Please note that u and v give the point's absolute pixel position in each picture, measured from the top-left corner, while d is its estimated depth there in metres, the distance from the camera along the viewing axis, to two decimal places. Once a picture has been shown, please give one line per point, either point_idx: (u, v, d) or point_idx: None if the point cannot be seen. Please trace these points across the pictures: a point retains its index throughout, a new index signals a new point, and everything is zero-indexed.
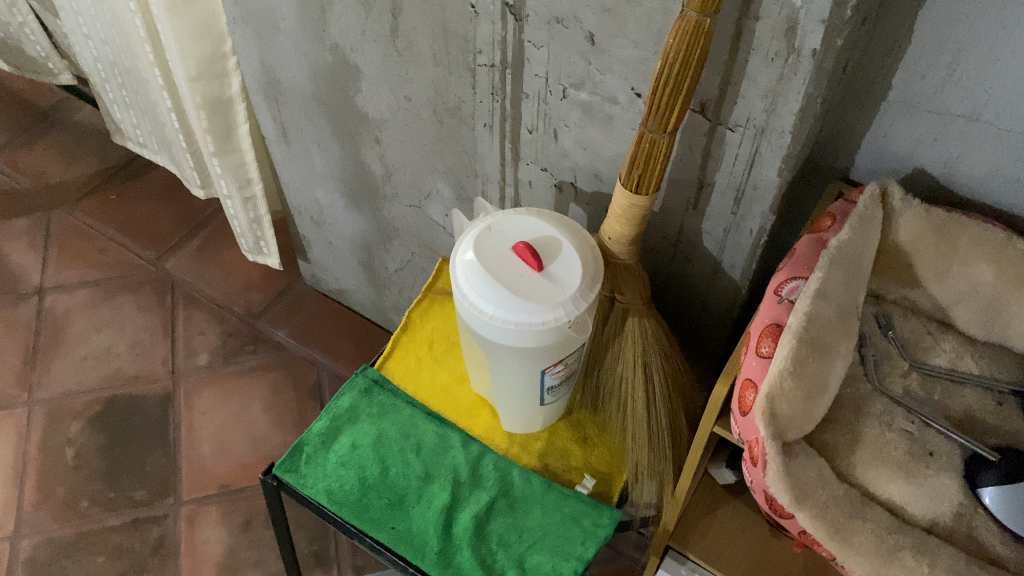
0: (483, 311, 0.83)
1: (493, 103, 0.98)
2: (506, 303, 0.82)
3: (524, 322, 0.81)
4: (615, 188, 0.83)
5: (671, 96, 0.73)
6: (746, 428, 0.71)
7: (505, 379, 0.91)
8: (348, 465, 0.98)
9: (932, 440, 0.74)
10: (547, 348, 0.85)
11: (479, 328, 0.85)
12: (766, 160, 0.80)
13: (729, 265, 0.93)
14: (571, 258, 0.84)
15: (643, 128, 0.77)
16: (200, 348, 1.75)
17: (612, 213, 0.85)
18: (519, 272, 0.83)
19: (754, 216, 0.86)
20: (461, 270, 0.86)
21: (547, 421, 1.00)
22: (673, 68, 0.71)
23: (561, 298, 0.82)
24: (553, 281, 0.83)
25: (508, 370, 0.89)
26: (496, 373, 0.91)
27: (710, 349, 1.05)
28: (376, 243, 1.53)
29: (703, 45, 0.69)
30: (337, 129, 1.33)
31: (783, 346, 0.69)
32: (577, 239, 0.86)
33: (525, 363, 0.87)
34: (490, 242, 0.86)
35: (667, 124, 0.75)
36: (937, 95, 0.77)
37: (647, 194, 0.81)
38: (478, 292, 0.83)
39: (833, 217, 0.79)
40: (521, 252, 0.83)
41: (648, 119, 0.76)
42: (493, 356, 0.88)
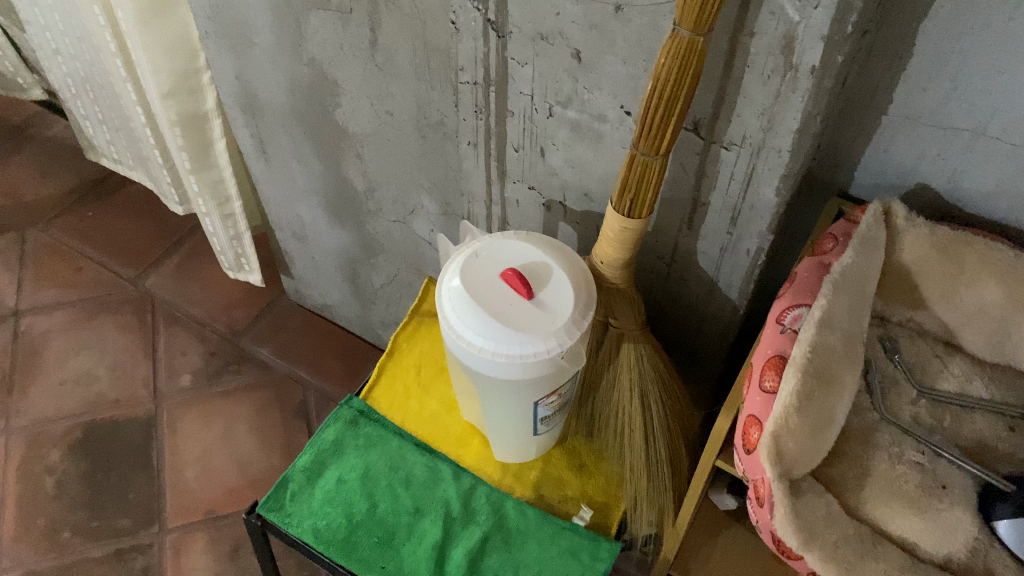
0: (471, 346, 0.79)
1: (477, 121, 0.94)
2: (496, 336, 0.78)
3: (516, 355, 0.77)
4: (607, 211, 0.80)
5: (664, 117, 0.69)
6: (751, 467, 0.68)
7: (498, 412, 0.87)
8: (335, 502, 0.94)
9: (944, 472, 0.70)
10: (541, 380, 0.81)
11: (469, 363, 0.81)
12: (764, 179, 0.77)
13: (726, 285, 0.90)
14: (562, 284, 0.80)
15: (635, 150, 0.73)
16: (183, 369, 1.70)
17: (603, 236, 0.81)
18: (508, 301, 0.79)
19: (752, 236, 0.83)
20: (448, 302, 0.82)
21: (542, 449, 0.97)
22: (665, 89, 0.67)
23: (553, 327, 0.78)
24: (545, 309, 0.79)
25: (499, 403, 0.85)
26: (488, 406, 0.87)
27: (706, 369, 1.02)
28: (361, 258, 1.49)
29: (697, 65, 0.65)
30: (317, 144, 1.28)
31: (787, 381, 0.66)
32: (568, 262, 0.82)
33: (518, 396, 0.83)
34: (477, 271, 0.81)
35: (660, 146, 0.71)
36: (940, 109, 0.74)
37: (640, 218, 0.78)
38: (466, 325, 0.79)
39: (834, 240, 0.75)
40: (510, 280, 0.79)
41: (639, 141, 0.72)
42: (485, 390, 0.84)
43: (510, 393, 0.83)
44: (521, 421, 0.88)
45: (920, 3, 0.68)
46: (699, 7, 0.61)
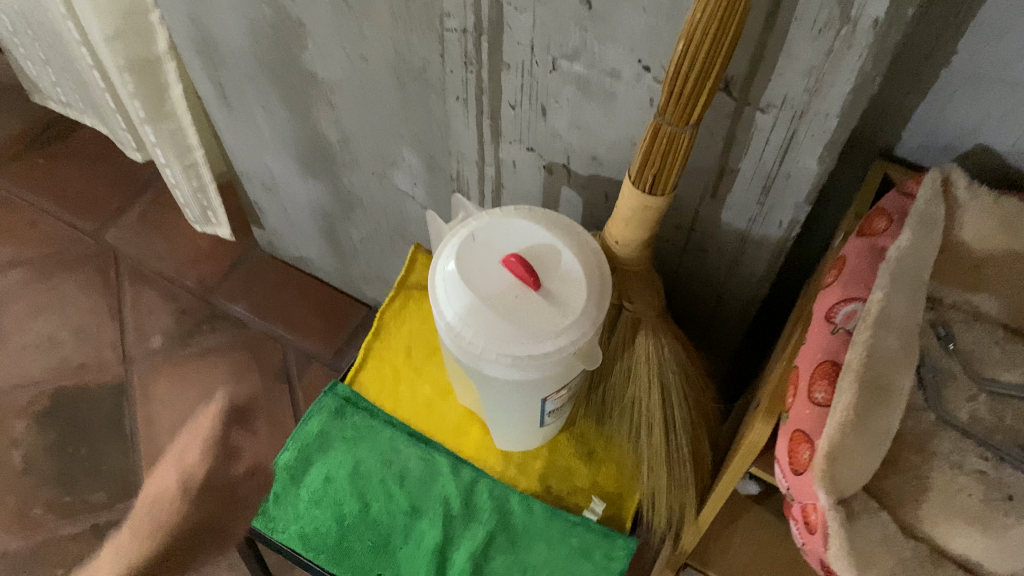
0: (472, 344, 0.69)
1: (466, 74, 0.82)
2: (500, 334, 0.68)
3: (522, 355, 0.68)
4: (623, 186, 0.69)
5: (696, 83, 0.58)
6: (798, 488, 0.60)
7: (500, 408, 0.78)
8: (324, 504, 0.86)
9: (1011, 482, 0.62)
10: (551, 378, 0.72)
11: (468, 361, 0.72)
12: (805, 145, 0.67)
13: (752, 258, 0.80)
14: (572, 270, 0.70)
15: (659, 118, 0.62)
16: (152, 329, 1.60)
17: (618, 214, 0.71)
18: (512, 292, 0.69)
19: (786, 207, 0.73)
20: (442, 293, 0.72)
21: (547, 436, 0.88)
22: (699, 51, 0.56)
23: (564, 322, 0.69)
24: (554, 302, 0.69)
25: (502, 400, 0.77)
26: (488, 401, 0.79)
27: (724, 341, 0.93)
28: (337, 212, 1.37)
29: (739, 22, 0.54)
30: (283, 91, 1.15)
31: (842, 394, 0.57)
32: (577, 244, 0.72)
33: (523, 393, 0.74)
34: (475, 258, 0.71)
35: (689, 115, 0.61)
36: (1014, 63, 0.63)
37: (663, 195, 0.67)
38: (464, 321, 0.69)
39: (887, 218, 0.65)
40: (514, 269, 0.69)
41: (665, 109, 0.61)
42: (486, 387, 0.75)
43: (515, 391, 0.74)
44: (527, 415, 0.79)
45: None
46: None
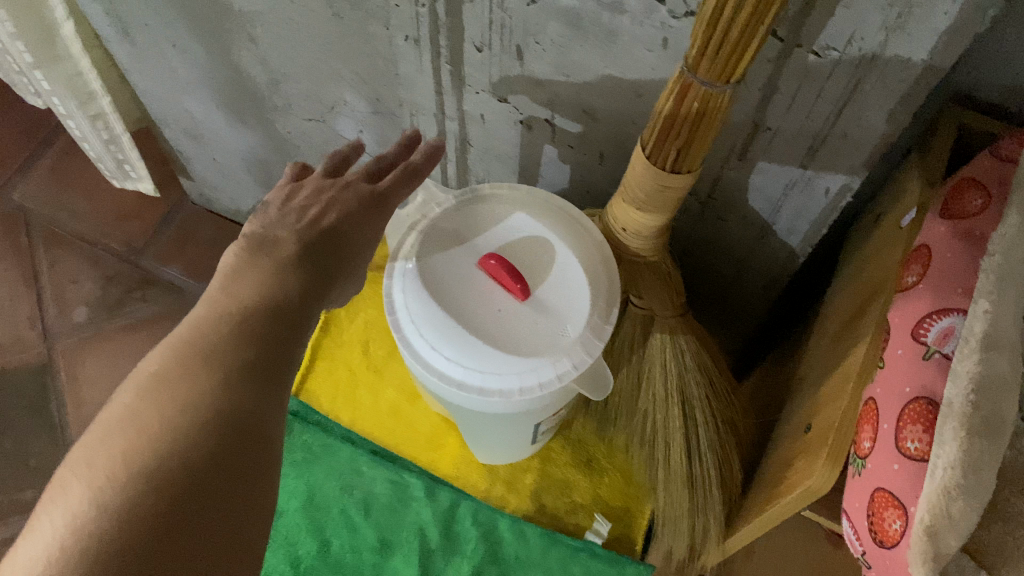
0: (446, 377, 0.53)
1: (416, 8, 0.63)
2: (483, 362, 0.52)
3: (513, 388, 0.52)
4: (635, 161, 0.53)
5: (746, 32, 0.41)
6: (885, 563, 0.46)
7: (484, 433, 0.63)
8: (275, 545, 0.73)
9: None
10: (549, 405, 0.57)
11: (440, 394, 0.56)
12: (873, 98, 0.50)
13: (785, 230, 0.65)
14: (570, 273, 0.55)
15: (690, 77, 0.45)
16: (75, 300, 1.40)
17: (629, 196, 0.55)
18: (495, 306, 0.53)
19: (838, 172, 0.57)
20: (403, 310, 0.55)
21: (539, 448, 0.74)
22: None
23: (564, 342, 0.53)
24: (549, 315, 0.53)
25: (484, 426, 0.61)
26: (468, 426, 0.63)
27: (741, 318, 0.79)
28: (275, 161, 1.18)
29: None
30: (193, 25, 0.91)
31: (945, 444, 0.43)
32: (574, 239, 0.56)
33: (512, 422, 0.59)
34: (445, 261, 0.55)
35: (733, 72, 0.44)
36: None
37: (691, 170, 0.51)
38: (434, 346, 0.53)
39: (983, 193, 0.50)
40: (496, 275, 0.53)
41: (700, 65, 0.44)
42: (465, 416, 0.60)
43: (502, 421, 0.58)
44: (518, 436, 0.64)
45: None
46: None
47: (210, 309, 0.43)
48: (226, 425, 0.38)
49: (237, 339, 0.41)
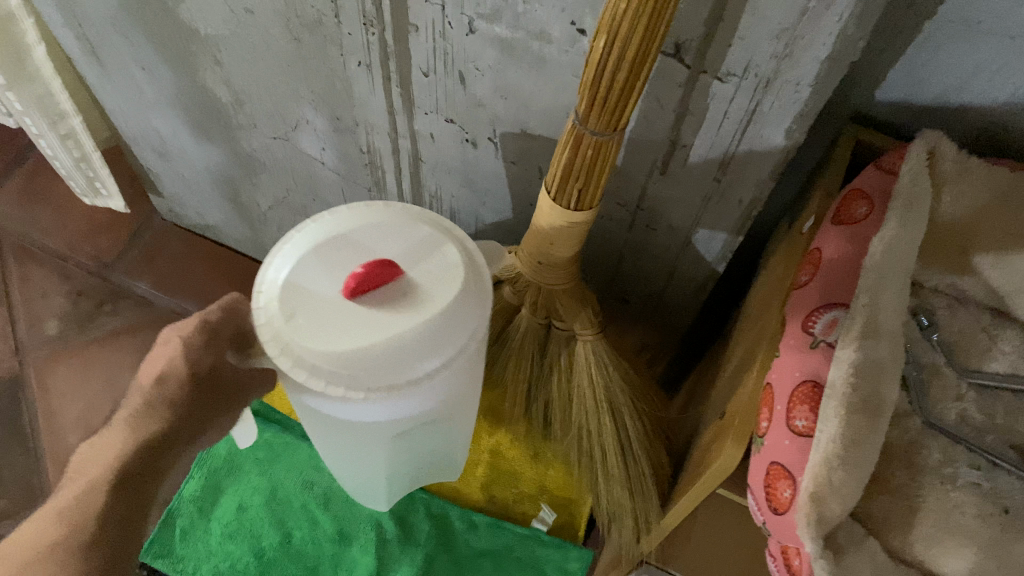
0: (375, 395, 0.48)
1: (366, 37, 0.69)
2: (406, 361, 0.48)
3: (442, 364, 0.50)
4: (542, 197, 0.58)
5: (623, 89, 0.47)
6: (779, 530, 0.52)
7: (389, 450, 0.59)
8: (238, 537, 0.77)
9: (1004, 492, 0.56)
10: (466, 379, 0.54)
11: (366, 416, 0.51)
12: (771, 118, 0.56)
13: (707, 237, 0.71)
14: (435, 245, 0.52)
15: (581, 129, 0.51)
16: (46, 314, 1.44)
17: (539, 231, 0.60)
18: (386, 309, 0.48)
19: (748, 184, 0.63)
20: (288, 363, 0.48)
21: (438, 464, 0.71)
22: (625, 54, 0.45)
23: (468, 302, 0.51)
24: (441, 286, 0.50)
25: (398, 438, 0.58)
26: (371, 451, 0.59)
27: (676, 319, 0.84)
28: (241, 177, 1.22)
29: (672, 12, 0.43)
30: (161, 49, 0.96)
31: (829, 421, 0.49)
32: (414, 220, 0.53)
33: (433, 417, 0.56)
34: (302, 296, 0.49)
35: (617, 122, 0.50)
36: (1013, 12, 0.51)
37: (590, 208, 0.57)
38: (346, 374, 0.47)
39: (869, 201, 0.56)
40: (372, 282, 0.48)
41: (590, 115, 0.50)
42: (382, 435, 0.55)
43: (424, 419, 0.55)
44: (418, 443, 0.61)
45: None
46: None
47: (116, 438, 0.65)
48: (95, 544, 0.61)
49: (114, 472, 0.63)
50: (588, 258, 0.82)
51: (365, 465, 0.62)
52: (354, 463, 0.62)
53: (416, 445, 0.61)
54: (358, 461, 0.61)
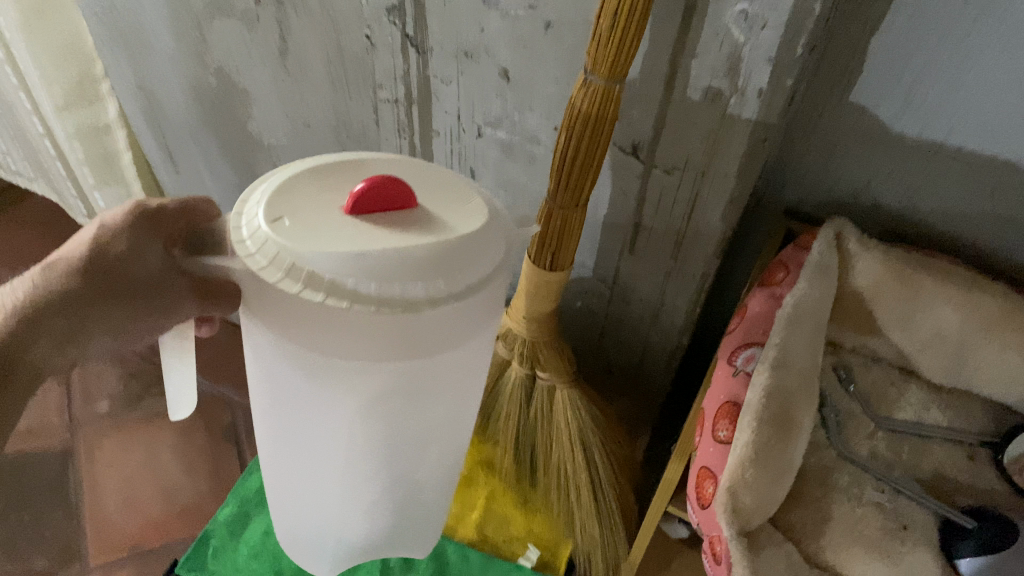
0: (363, 285, 0.44)
1: (400, 140, 0.87)
2: (401, 263, 0.45)
3: (438, 276, 0.46)
4: (525, 260, 0.73)
5: (581, 170, 0.63)
6: (705, 521, 0.64)
7: (367, 415, 0.54)
8: (261, 557, 0.88)
9: (905, 511, 0.67)
10: (462, 328, 0.50)
11: (349, 329, 0.46)
12: (709, 204, 0.72)
13: (671, 309, 0.85)
14: (439, 184, 0.50)
15: (552, 204, 0.67)
16: (99, 394, 1.58)
17: (522, 287, 0.74)
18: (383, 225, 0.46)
19: (698, 261, 0.78)
20: (265, 260, 0.45)
21: (424, 470, 0.63)
22: (578, 144, 0.62)
23: (480, 226, 0.48)
24: (449, 211, 0.48)
25: (381, 396, 0.53)
26: (346, 414, 0.54)
27: (652, 388, 0.97)
28: None
29: (613, 114, 0.60)
30: (231, 157, 1.15)
31: (743, 431, 0.62)
32: (413, 162, 0.52)
33: (420, 369, 0.51)
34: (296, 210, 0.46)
35: (578, 198, 0.66)
36: (892, 125, 0.70)
37: (563, 269, 0.71)
38: (332, 264, 0.44)
39: (786, 267, 0.71)
40: (371, 196, 0.46)
41: (557, 193, 0.66)
42: (366, 379, 0.51)
43: (410, 365, 0.50)
44: (402, 419, 0.56)
45: (879, 5, 0.62)
46: (609, 51, 0.56)
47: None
48: None
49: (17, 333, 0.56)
50: (580, 330, 0.96)
51: (342, 443, 0.57)
52: (328, 443, 0.57)
53: (397, 423, 0.56)
54: (331, 436, 0.56)
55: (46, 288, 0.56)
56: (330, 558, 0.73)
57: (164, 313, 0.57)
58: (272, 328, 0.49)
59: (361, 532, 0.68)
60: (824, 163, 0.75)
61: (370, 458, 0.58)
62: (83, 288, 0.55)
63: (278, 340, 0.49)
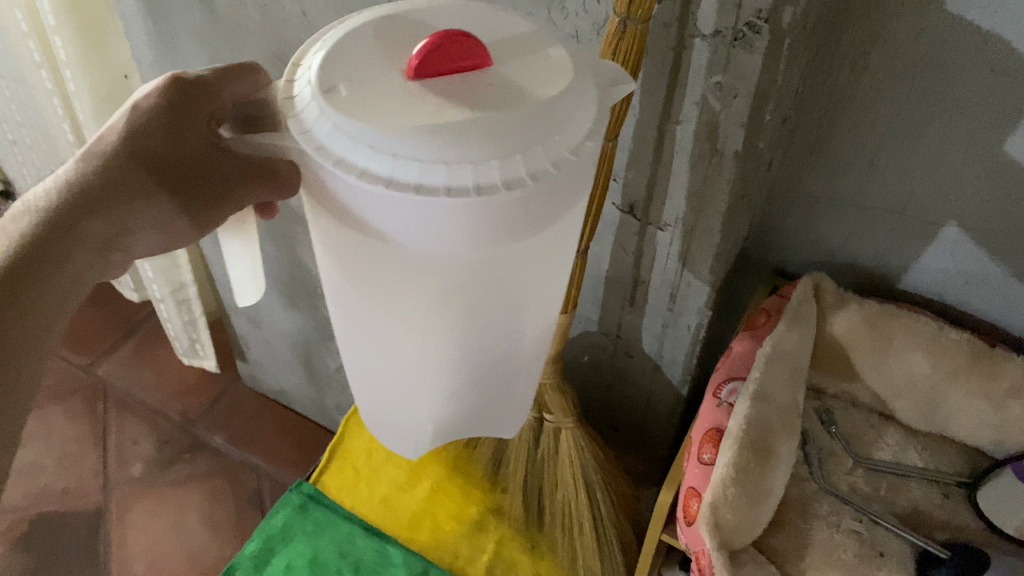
0: (430, 166, 0.42)
1: None
2: (470, 137, 0.42)
3: (515, 153, 0.43)
4: None
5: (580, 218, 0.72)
6: (692, 538, 0.69)
7: (444, 314, 0.52)
8: None
9: (881, 540, 0.72)
10: (547, 206, 0.46)
11: (421, 218, 0.44)
12: (698, 258, 0.80)
13: (670, 362, 0.92)
14: (511, 41, 0.48)
15: None
16: (133, 457, 1.63)
17: None
18: (444, 98, 0.44)
19: (691, 312, 0.85)
20: (321, 141, 0.43)
21: (501, 373, 0.60)
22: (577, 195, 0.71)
23: (559, 91, 0.45)
24: (522, 79, 0.45)
25: (460, 289, 0.50)
26: (421, 315, 0.52)
27: (656, 443, 1.03)
28: (317, 342, 1.41)
29: (607, 169, 0.69)
30: (273, 229, 1.24)
31: (725, 453, 0.68)
32: (487, 26, 0.49)
33: (503, 255, 0.48)
34: (356, 82, 0.44)
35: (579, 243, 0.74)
36: (861, 191, 0.80)
37: (567, 310, 0.79)
38: (395, 143, 0.42)
39: (767, 314, 0.80)
40: (432, 62, 0.44)
41: None
42: (443, 273, 0.48)
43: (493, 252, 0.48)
44: (482, 314, 0.53)
45: (841, 81, 0.72)
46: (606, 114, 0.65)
47: (12, 226, 0.55)
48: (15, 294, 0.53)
49: (59, 226, 0.54)
50: (586, 388, 1.03)
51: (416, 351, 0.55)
52: (402, 348, 0.55)
53: (476, 319, 0.53)
54: (405, 341, 0.54)
55: (87, 175, 0.54)
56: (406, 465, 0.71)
57: (218, 194, 0.54)
58: (343, 220, 0.47)
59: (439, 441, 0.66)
60: (799, 229, 0.86)
61: (445, 361, 0.56)
62: (122, 177, 0.55)
63: (348, 228, 0.47)
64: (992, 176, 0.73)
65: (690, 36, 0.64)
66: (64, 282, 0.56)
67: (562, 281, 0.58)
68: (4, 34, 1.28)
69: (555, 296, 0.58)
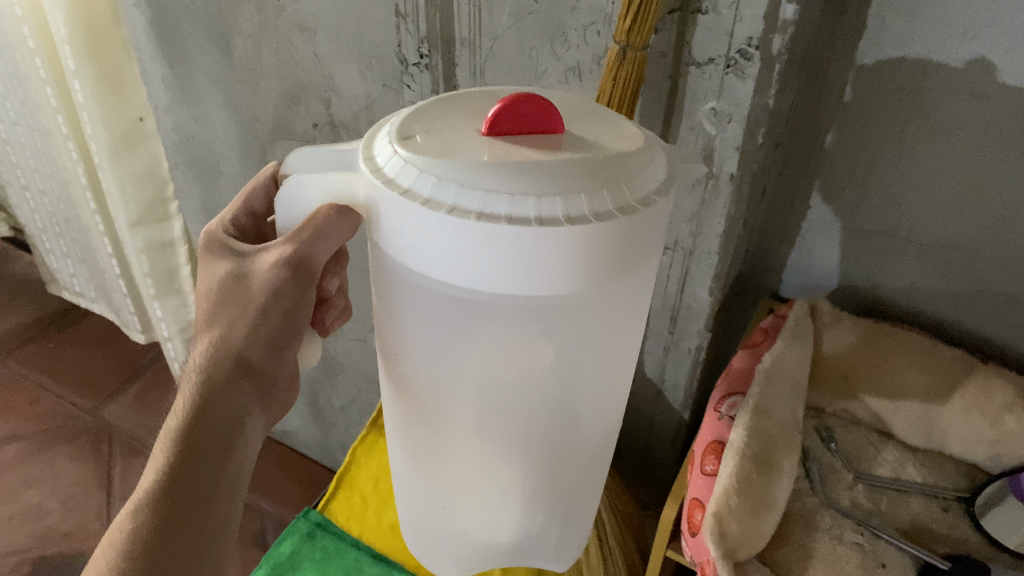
0: (493, 196, 0.43)
1: None
2: (539, 175, 0.43)
3: (581, 193, 0.44)
4: None
5: None
6: (697, 550, 0.70)
7: (520, 366, 0.52)
8: None
9: (884, 552, 0.72)
10: (621, 251, 0.46)
11: (498, 263, 0.44)
12: (698, 281, 0.82)
13: (672, 387, 0.93)
14: (589, 109, 0.52)
15: None
16: None
17: None
18: (517, 147, 0.46)
19: (691, 334, 0.87)
20: (394, 172, 0.46)
21: (575, 440, 0.59)
22: None
23: (630, 150, 0.47)
24: (596, 137, 0.48)
25: (525, 339, 0.50)
26: (496, 370, 0.52)
27: (659, 470, 1.04)
28: (321, 380, 1.42)
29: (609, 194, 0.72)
30: None
31: (726, 464, 0.70)
32: (572, 104, 0.53)
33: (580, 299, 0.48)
34: (434, 133, 0.47)
35: None
36: (854, 214, 0.84)
37: None
38: (465, 177, 0.43)
39: (764, 333, 0.84)
40: (509, 120, 0.47)
41: None
42: (510, 315, 0.48)
43: (559, 301, 0.48)
44: (545, 373, 0.53)
45: (830, 107, 0.79)
46: None
47: (168, 423, 0.56)
48: (172, 493, 0.53)
49: (194, 418, 0.55)
50: None
51: (494, 413, 0.54)
52: (477, 412, 0.54)
53: (546, 372, 0.52)
54: (470, 396, 0.54)
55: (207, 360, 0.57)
56: (465, 569, 0.70)
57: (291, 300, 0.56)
58: (409, 266, 0.48)
59: (494, 529, 0.65)
60: (795, 253, 0.91)
61: (509, 425, 0.55)
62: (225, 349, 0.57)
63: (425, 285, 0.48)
64: (975, 199, 0.77)
65: (686, 63, 0.68)
66: (226, 457, 0.56)
67: (630, 358, 0.58)
68: (23, 81, 1.32)
69: (621, 373, 0.58)
